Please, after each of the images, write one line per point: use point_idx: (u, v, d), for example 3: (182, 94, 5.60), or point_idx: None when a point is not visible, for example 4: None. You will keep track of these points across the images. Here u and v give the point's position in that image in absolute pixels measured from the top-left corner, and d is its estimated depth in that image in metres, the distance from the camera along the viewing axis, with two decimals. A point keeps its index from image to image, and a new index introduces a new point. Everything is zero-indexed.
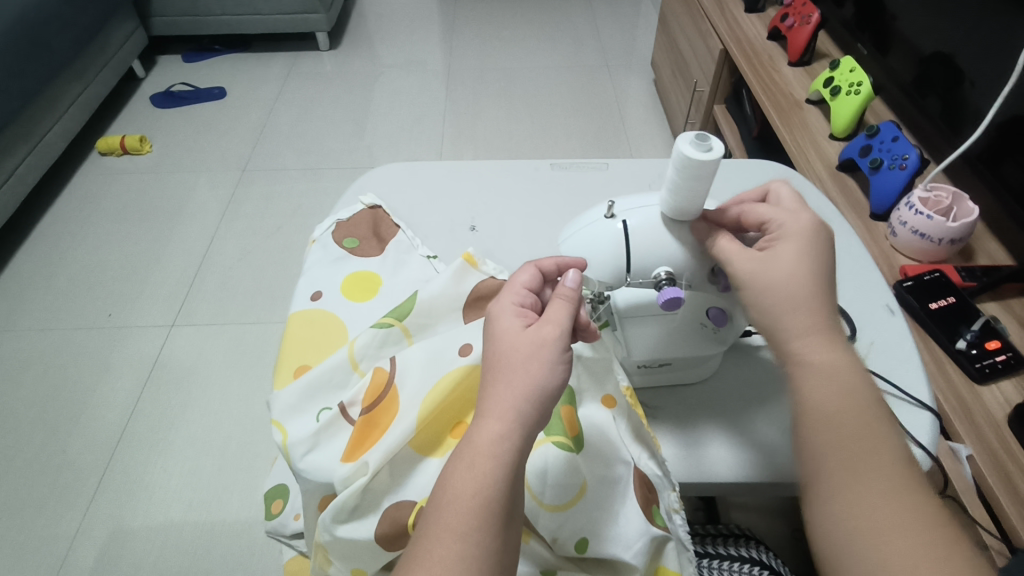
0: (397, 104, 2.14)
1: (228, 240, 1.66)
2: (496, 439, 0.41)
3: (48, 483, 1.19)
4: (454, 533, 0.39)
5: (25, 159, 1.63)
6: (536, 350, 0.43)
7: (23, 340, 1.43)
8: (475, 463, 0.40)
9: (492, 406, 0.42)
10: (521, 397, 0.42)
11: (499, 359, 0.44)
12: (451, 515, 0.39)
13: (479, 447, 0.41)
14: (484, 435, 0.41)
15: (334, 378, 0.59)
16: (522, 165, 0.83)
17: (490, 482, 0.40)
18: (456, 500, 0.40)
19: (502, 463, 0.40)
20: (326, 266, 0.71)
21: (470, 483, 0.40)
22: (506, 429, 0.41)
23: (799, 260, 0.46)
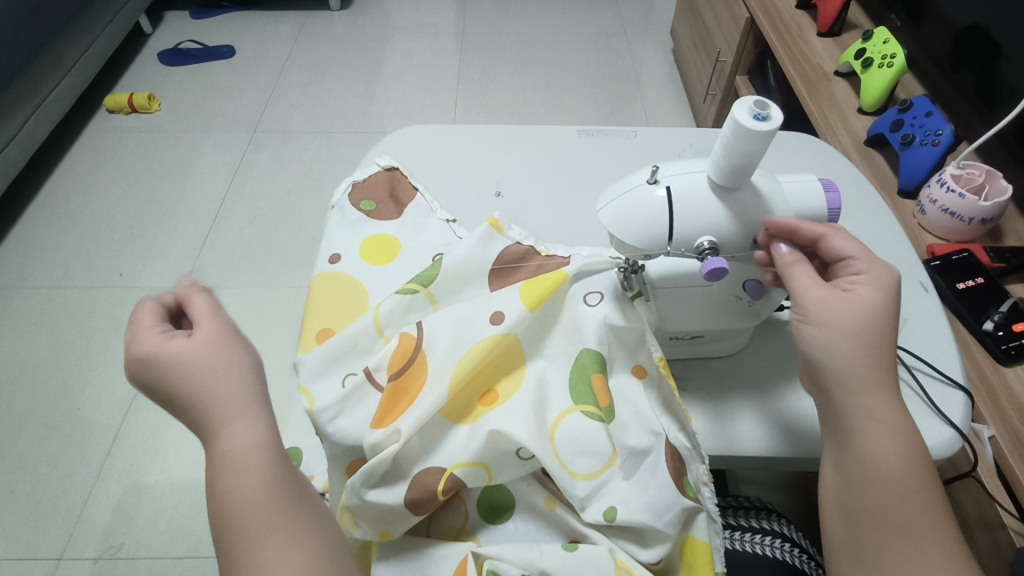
0: (409, 68, 2.10)
1: (239, 203, 1.64)
2: (254, 432, 0.43)
3: (63, 438, 1.21)
4: (259, 522, 0.41)
5: (32, 114, 1.60)
6: (232, 354, 0.46)
7: (36, 297, 1.43)
8: (241, 464, 0.42)
9: (228, 412, 0.43)
10: (249, 390, 0.45)
11: (223, 368, 0.45)
12: (246, 516, 0.41)
13: (234, 450, 0.42)
14: (240, 439, 0.43)
15: (359, 344, 0.58)
16: (547, 130, 0.81)
17: (267, 473, 0.42)
18: (233, 504, 0.41)
19: (265, 449, 0.43)
20: (344, 228, 0.69)
21: (238, 482, 0.41)
22: (251, 420, 0.43)
23: (882, 310, 0.46)
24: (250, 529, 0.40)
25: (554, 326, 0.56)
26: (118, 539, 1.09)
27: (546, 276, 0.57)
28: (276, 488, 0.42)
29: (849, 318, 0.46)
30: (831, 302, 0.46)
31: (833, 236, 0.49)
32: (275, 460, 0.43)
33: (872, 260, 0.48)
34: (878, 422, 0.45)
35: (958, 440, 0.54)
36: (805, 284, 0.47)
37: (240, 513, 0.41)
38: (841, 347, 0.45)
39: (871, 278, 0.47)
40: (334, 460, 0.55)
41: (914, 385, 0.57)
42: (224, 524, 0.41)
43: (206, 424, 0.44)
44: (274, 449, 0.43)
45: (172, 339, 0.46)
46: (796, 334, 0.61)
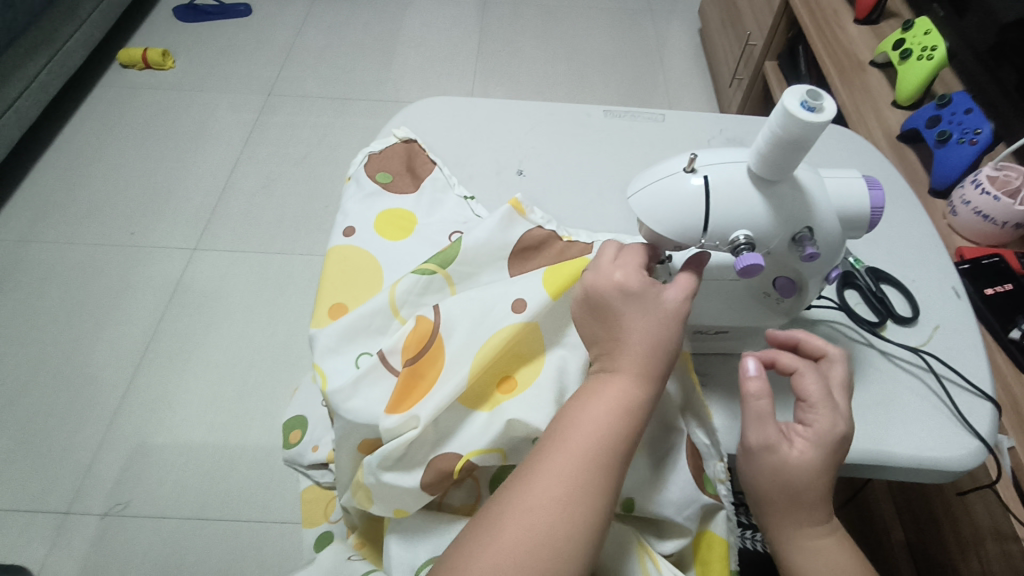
0: (428, 36, 2.05)
1: (252, 166, 1.62)
2: (626, 392, 0.45)
3: (72, 394, 1.21)
4: (576, 485, 0.43)
5: (46, 65, 1.58)
6: (659, 314, 0.47)
7: (47, 252, 1.42)
8: (602, 406, 0.45)
9: (622, 362, 0.46)
10: (659, 353, 0.46)
11: (629, 316, 0.47)
12: (574, 451, 0.44)
13: (605, 394, 0.46)
14: (613, 387, 0.46)
15: (374, 323, 0.58)
16: (572, 109, 0.79)
17: (611, 428, 0.44)
18: (581, 437, 0.44)
19: (626, 424, 0.45)
20: (359, 200, 0.67)
21: (597, 425, 0.44)
22: (633, 388, 0.45)
23: (815, 469, 0.46)
24: (567, 462, 0.43)
25: None
26: (124, 495, 1.10)
27: (570, 263, 0.55)
28: (614, 453, 0.44)
29: (772, 472, 0.47)
30: (768, 448, 0.47)
31: (801, 376, 0.48)
32: (628, 430, 0.45)
33: (827, 411, 0.46)
34: (812, 543, 0.47)
35: (981, 451, 0.52)
36: (754, 421, 0.47)
37: (572, 463, 0.43)
38: (784, 493, 0.47)
39: (814, 432, 0.46)
40: (346, 438, 0.55)
41: (942, 395, 0.55)
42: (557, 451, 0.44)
43: (604, 360, 0.48)
44: (633, 411, 0.45)
45: (612, 270, 0.48)
46: (824, 334, 0.59)
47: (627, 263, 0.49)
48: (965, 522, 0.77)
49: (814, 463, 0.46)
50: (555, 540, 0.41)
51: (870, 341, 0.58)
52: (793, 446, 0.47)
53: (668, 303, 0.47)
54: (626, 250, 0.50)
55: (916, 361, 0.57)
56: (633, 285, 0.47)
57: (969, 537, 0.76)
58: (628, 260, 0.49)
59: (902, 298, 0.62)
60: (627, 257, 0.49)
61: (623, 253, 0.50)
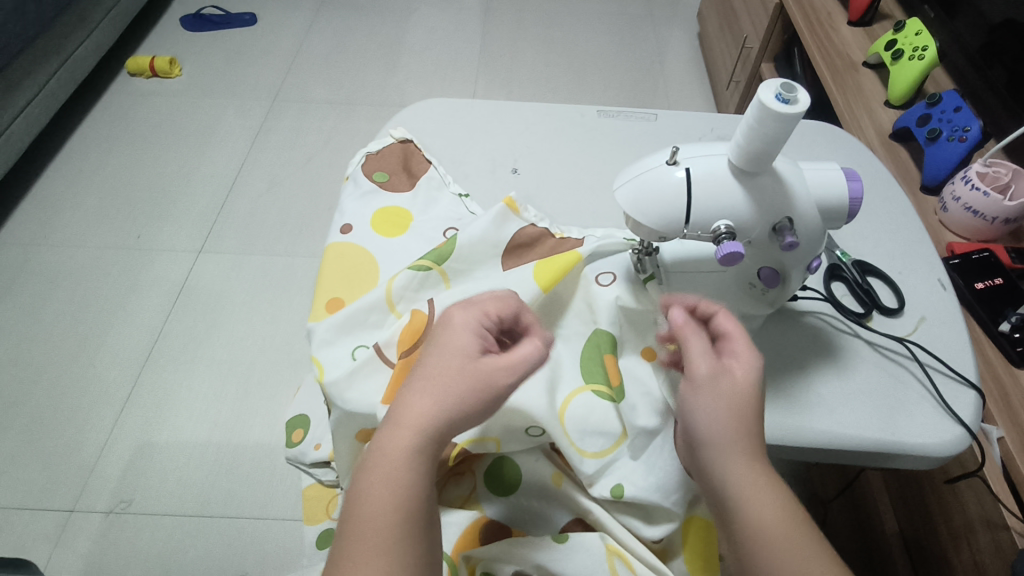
0: (430, 42, 2.07)
1: (256, 171, 1.64)
2: (404, 445, 0.40)
3: (78, 394, 1.23)
4: (373, 550, 0.37)
5: (55, 73, 1.61)
6: (471, 361, 0.43)
7: (55, 255, 1.45)
8: (387, 464, 0.40)
9: (405, 414, 0.41)
10: (455, 404, 0.42)
11: (436, 362, 0.43)
12: (370, 517, 0.38)
13: (387, 453, 0.40)
14: (395, 443, 0.40)
15: (370, 318, 0.59)
16: (566, 109, 0.81)
17: (403, 488, 0.39)
18: (374, 502, 0.39)
19: (414, 472, 0.40)
20: (357, 199, 0.69)
21: (382, 483, 0.39)
22: (415, 438, 0.40)
23: (756, 391, 0.44)
24: (370, 526, 0.38)
25: (566, 306, 0.56)
26: (129, 493, 1.12)
27: (561, 256, 0.55)
28: (403, 519, 0.39)
29: (721, 396, 0.44)
30: (714, 375, 0.45)
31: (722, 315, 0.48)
32: (417, 491, 0.39)
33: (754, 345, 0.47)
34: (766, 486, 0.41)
35: (964, 438, 0.53)
36: (695, 354, 0.46)
37: (365, 527, 0.38)
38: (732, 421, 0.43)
39: (747, 358, 0.45)
40: (343, 428, 0.56)
41: (926, 383, 0.56)
42: (354, 517, 0.39)
43: (393, 408, 0.42)
44: (418, 469, 0.40)
45: (459, 316, 0.46)
46: (811, 325, 0.60)
47: (464, 310, 0.47)
48: (955, 510, 0.78)
49: (752, 386, 0.44)
50: None
51: (856, 332, 0.59)
52: (733, 372, 0.45)
53: (485, 363, 0.43)
54: (487, 297, 0.48)
55: (901, 350, 0.58)
56: (461, 327, 0.45)
57: (960, 526, 0.76)
58: (478, 301, 0.48)
59: (888, 290, 0.63)
60: (473, 303, 0.47)
61: (467, 302, 0.48)
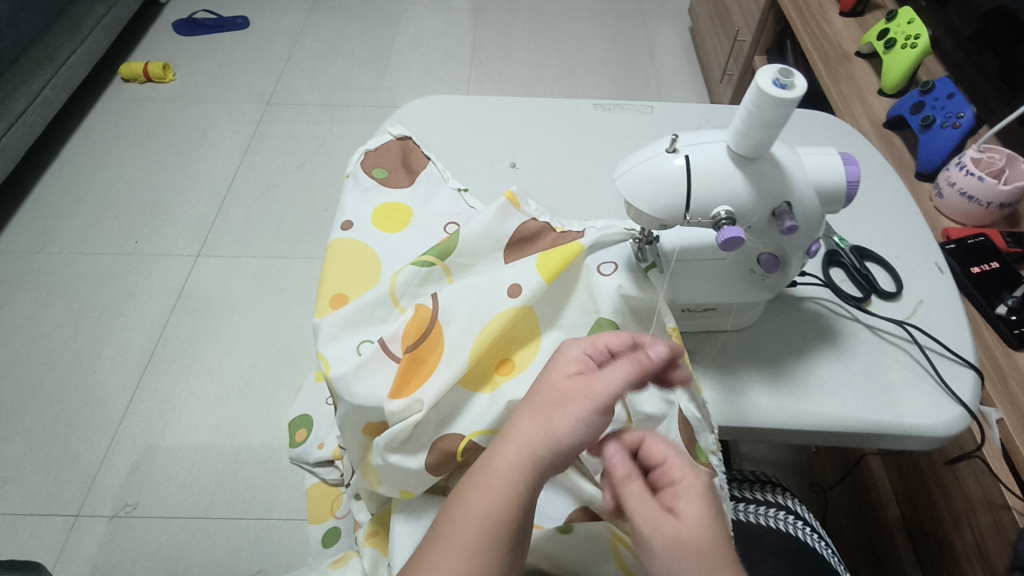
0: (422, 42, 2.08)
1: (251, 174, 1.64)
2: (509, 465, 0.42)
3: (80, 400, 1.23)
4: (463, 549, 0.39)
5: (49, 80, 1.60)
6: (583, 393, 0.44)
7: (53, 262, 1.45)
8: (490, 481, 0.41)
9: (515, 434, 0.43)
10: (559, 430, 0.43)
11: (542, 388, 0.45)
12: (462, 531, 0.40)
13: (492, 469, 0.42)
14: (503, 459, 0.42)
15: (375, 314, 0.59)
16: (563, 104, 0.81)
17: (502, 506, 0.41)
18: (470, 514, 0.41)
19: (516, 490, 0.41)
20: (357, 195, 0.69)
21: (483, 500, 0.41)
22: (526, 457, 0.42)
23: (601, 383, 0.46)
24: (459, 536, 0.40)
25: (569, 297, 0.56)
26: (133, 498, 1.12)
27: (563, 248, 0.55)
28: (495, 536, 0.40)
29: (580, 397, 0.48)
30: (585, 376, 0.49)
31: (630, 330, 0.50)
32: (515, 512, 0.41)
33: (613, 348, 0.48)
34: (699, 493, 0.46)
35: (964, 417, 0.54)
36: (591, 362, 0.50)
37: (463, 528, 0.40)
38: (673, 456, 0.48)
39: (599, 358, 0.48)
40: (351, 422, 0.56)
41: (926, 364, 0.57)
42: (447, 523, 0.41)
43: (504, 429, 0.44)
44: (520, 493, 0.41)
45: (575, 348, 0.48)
46: (809, 310, 0.61)
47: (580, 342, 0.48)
48: (957, 492, 0.78)
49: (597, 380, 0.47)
50: None
51: (855, 316, 0.60)
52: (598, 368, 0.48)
53: (593, 390, 0.44)
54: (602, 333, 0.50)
55: (900, 334, 0.59)
56: (579, 360, 0.47)
57: (962, 508, 0.77)
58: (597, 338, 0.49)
59: (886, 275, 0.64)
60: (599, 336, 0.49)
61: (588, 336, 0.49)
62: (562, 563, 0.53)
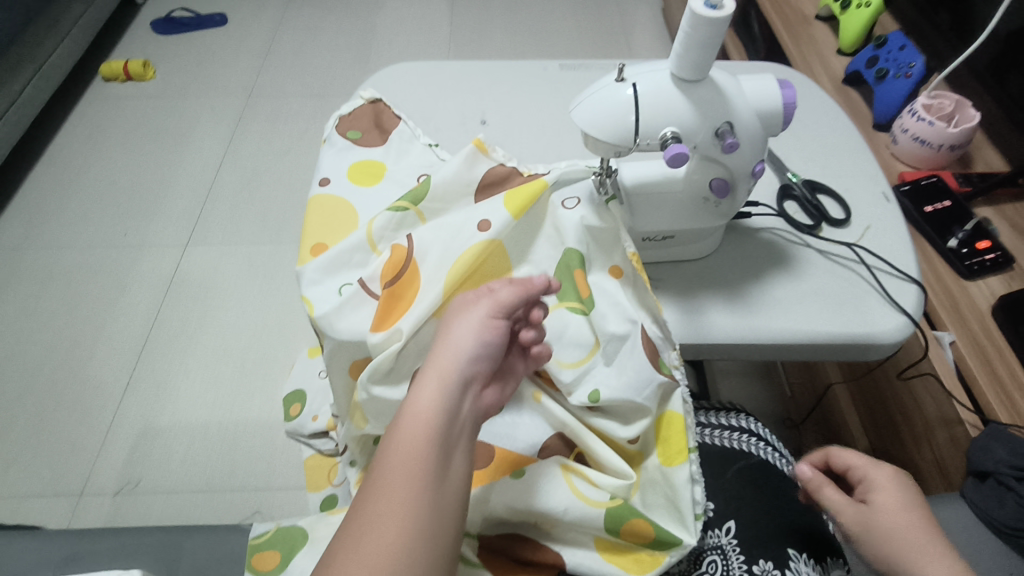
0: (400, 32, 2.10)
1: (236, 165, 1.67)
2: (425, 405, 0.47)
3: (76, 387, 1.25)
4: (397, 485, 0.44)
5: (30, 80, 1.62)
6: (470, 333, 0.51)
7: (42, 257, 1.47)
8: (411, 423, 0.47)
9: (426, 379, 0.49)
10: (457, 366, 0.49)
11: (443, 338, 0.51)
12: (393, 469, 0.45)
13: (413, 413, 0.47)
14: (422, 401, 0.47)
15: (354, 259, 0.62)
16: (530, 65, 0.84)
17: (424, 438, 0.46)
18: (398, 453, 0.45)
19: (435, 422, 0.47)
20: (333, 154, 0.72)
21: (407, 439, 0.46)
22: (440, 388, 0.48)
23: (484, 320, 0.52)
24: (390, 474, 0.45)
25: (537, 232, 0.60)
26: (133, 477, 1.14)
27: (529, 185, 0.58)
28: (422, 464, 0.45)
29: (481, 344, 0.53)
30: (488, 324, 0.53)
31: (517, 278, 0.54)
32: (438, 440, 0.46)
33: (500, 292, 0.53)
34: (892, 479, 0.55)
35: (908, 326, 0.58)
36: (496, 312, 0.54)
37: (400, 463, 0.45)
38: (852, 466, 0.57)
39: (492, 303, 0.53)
40: (337, 360, 0.60)
41: (871, 281, 0.61)
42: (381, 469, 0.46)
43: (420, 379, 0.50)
44: (437, 424, 0.47)
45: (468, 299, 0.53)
46: (764, 239, 0.65)
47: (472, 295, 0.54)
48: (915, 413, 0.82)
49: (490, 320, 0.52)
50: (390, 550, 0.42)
51: (807, 242, 0.64)
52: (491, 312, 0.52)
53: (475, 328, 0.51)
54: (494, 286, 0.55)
55: (849, 255, 0.63)
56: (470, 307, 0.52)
57: (921, 427, 0.81)
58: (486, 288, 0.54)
59: (837, 206, 0.68)
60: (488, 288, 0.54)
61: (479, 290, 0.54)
62: (519, 508, 0.55)
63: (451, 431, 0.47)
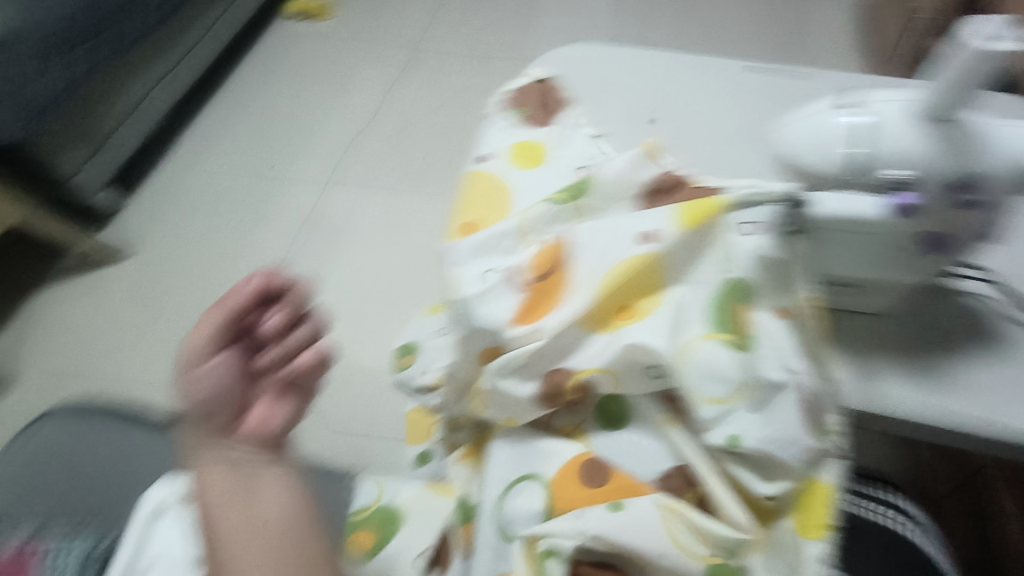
0: (566, 1, 2.03)
1: (388, 116, 1.72)
2: (211, 475, 0.55)
3: (223, 300, 1.39)
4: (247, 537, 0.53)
5: (224, 11, 1.75)
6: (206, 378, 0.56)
7: (212, 176, 1.62)
8: (224, 497, 0.54)
9: (205, 455, 0.56)
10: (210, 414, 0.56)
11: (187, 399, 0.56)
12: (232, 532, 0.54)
13: (211, 483, 0.55)
14: (211, 475, 0.55)
15: (503, 245, 0.61)
16: (716, 60, 0.77)
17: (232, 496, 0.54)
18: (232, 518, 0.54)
19: (226, 487, 0.55)
20: (497, 131, 0.71)
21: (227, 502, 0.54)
22: (208, 457, 0.56)
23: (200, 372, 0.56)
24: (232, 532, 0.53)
25: (702, 253, 0.55)
26: None
27: (701, 203, 0.55)
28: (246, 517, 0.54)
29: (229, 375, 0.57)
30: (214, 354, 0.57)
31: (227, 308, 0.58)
32: (241, 495, 0.54)
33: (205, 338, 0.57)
34: None
35: None
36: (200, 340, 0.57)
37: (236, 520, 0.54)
38: None
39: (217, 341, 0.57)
40: (470, 343, 0.60)
41: None
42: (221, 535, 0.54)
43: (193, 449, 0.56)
44: (233, 488, 0.55)
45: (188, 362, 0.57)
46: (965, 305, 0.56)
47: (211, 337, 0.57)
48: None
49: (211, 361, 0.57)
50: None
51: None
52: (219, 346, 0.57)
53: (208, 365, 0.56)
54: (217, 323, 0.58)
55: None
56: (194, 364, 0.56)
57: None
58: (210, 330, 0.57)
59: None
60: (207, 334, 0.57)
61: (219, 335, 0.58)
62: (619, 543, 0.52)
63: (244, 476, 0.55)
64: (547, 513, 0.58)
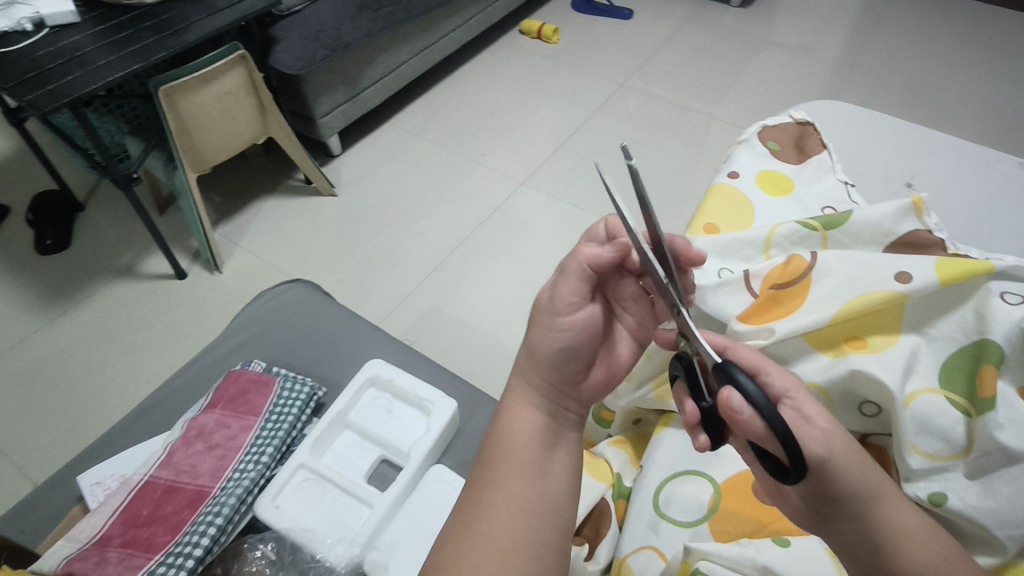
0: (783, 74, 2.04)
1: (587, 137, 1.83)
2: (526, 416, 0.57)
3: (404, 252, 1.55)
4: (520, 483, 0.53)
5: (479, 14, 1.94)
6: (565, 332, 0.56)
7: (423, 147, 1.81)
8: (522, 437, 0.56)
9: (525, 397, 0.58)
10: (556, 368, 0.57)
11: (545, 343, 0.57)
12: (510, 465, 0.54)
13: (521, 420, 0.57)
14: (521, 417, 0.57)
15: (744, 251, 0.65)
16: (981, 150, 0.77)
17: (532, 437, 0.56)
18: (515, 450, 0.55)
19: (533, 437, 0.56)
20: (749, 155, 0.75)
21: (519, 435, 0.56)
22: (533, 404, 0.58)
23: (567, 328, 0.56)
24: (508, 462, 0.54)
25: (952, 310, 0.54)
26: (413, 335, 1.40)
27: (969, 262, 0.54)
28: (528, 462, 0.54)
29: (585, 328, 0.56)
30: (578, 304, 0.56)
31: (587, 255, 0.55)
32: (540, 442, 0.56)
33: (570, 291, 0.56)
34: None
35: None
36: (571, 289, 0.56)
37: (519, 459, 0.54)
38: None
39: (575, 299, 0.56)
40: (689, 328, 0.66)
41: None
42: (498, 457, 0.55)
43: (518, 390, 0.59)
44: (536, 437, 0.56)
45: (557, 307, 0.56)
46: None
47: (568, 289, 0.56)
48: None
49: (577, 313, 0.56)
50: (522, 532, 0.50)
51: None
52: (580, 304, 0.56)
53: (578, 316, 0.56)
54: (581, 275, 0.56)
55: None
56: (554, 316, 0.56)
57: None
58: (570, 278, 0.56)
59: None
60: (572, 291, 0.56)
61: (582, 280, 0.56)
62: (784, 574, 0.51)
63: (553, 429, 0.57)
64: (712, 508, 0.60)
